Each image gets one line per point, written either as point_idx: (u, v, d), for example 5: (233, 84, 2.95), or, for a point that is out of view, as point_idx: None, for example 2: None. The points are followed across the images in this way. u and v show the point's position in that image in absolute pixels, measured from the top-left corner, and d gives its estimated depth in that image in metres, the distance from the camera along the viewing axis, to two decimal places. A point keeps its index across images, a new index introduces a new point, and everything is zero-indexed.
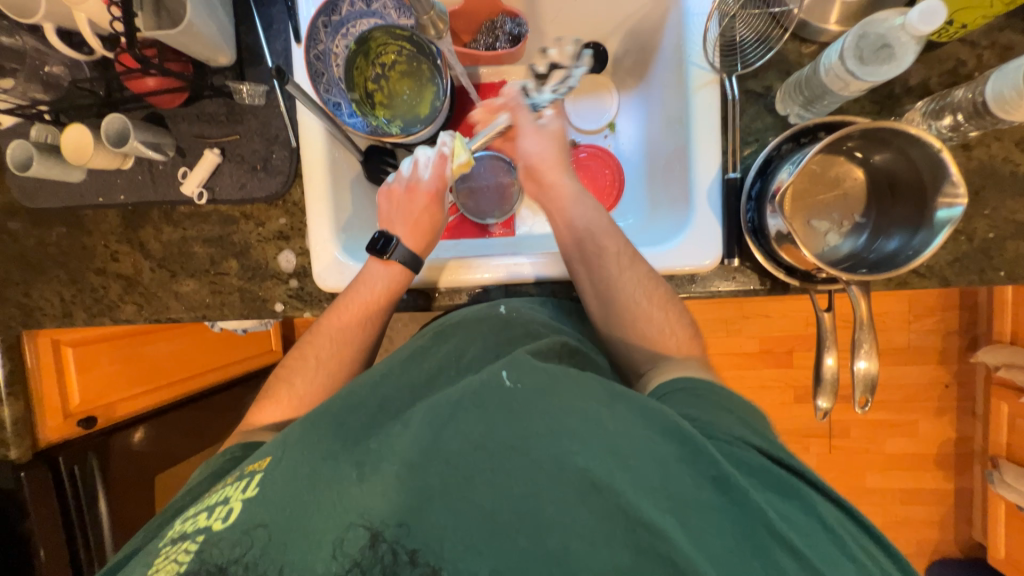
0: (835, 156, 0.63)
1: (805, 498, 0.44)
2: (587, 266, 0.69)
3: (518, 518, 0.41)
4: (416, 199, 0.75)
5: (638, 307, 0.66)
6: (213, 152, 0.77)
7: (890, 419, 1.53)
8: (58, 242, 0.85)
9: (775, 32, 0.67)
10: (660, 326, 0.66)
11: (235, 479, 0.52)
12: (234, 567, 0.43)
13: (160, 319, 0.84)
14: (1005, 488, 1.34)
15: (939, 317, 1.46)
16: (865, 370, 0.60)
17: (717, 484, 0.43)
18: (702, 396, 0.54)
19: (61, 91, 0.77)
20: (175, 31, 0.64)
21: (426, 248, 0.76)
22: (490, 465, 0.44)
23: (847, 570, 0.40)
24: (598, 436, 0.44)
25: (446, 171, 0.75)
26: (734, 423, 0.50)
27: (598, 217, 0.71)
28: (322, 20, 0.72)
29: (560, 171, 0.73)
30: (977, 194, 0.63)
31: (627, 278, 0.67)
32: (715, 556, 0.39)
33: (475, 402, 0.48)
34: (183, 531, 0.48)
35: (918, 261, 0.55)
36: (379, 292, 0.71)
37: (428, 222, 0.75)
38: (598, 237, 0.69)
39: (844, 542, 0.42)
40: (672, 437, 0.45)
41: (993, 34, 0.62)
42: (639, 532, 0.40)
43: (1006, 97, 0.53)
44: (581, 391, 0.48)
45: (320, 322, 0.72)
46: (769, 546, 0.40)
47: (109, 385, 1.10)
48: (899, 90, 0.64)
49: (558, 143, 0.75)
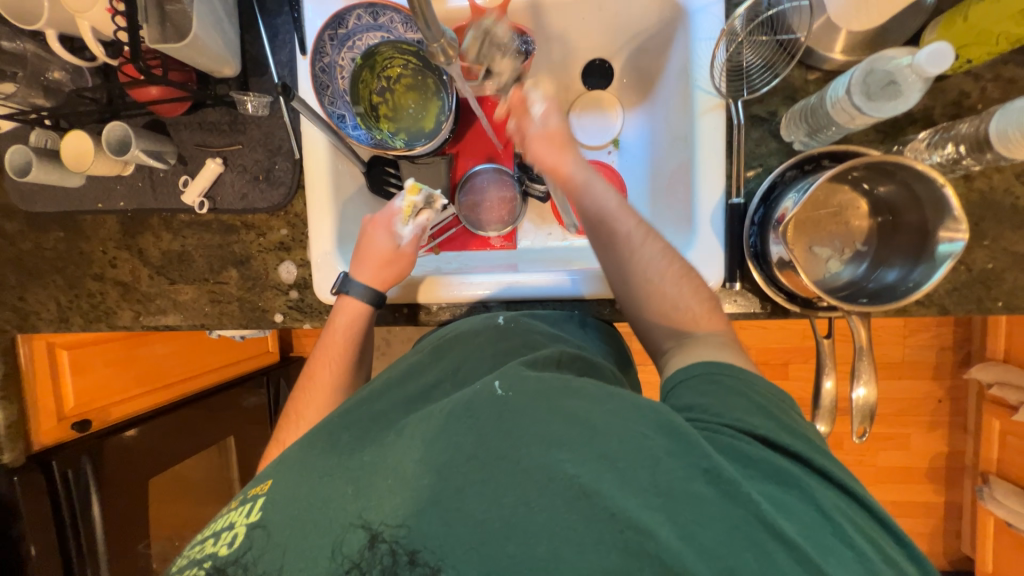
0: (840, 184, 0.63)
1: (803, 487, 0.44)
2: (607, 252, 0.67)
3: (507, 526, 0.41)
4: (365, 233, 0.74)
5: (652, 286, 0.64)
6: (215, 161, 0.77)
7: (883, 433, 1.54)
8: (55, 246, 0.84)
9: (781, 59, 0.67)
10: (674, 302, 0.64)
11: (237, 504, 0.52)
12: (233, 568, 0.45)
13: (157, 325, 0.83)
14: (994, 504, 1.35)
15: (934, 333, 1.47)
16: (863, 398, 0.60)
17: (709, 475, 0.42)
18: (719, 383, 0.53)
19: (61, 97, 0.76)
20: (181, 44, 0.64)
21: (381, 282, 0.73)
22: (482, 478, 0.43)
23: (846, 560, 0.40)
24: (586, 438, 0.44)
25: (396, 205, 0.74)
26: (736, 412, 0.49)
27: (609, 199, 0.68)
28: (328, 34, 0.72)
29: (567, 159, 0.69)
30: (977, 225, 0.64)
31: (646, 254, 0.65)
32: (705, 549, 0.39)
33: (468, 412, 0.48)
34: (189, 560, 0.48)
35: (917, 294, 0.55)
36: (353, 315, 0.73)
37: (376, 254, 0.72)
38: (613, 218, 0.66)
39: (843, 530, 0.41)
40: (663, 430, 0.45)
41: (997, 67, 0.62)
42: (627, 532, 0.39)
43: (1009, 135, 0.53)
44: (572, 391, 0.49)
45: (315, 354, 0.73)
46: (761, 538, 0.39)
47: (104, 388, 1.11)
48: (902, 120, 0.64)
49: (560, 138, 0.70)
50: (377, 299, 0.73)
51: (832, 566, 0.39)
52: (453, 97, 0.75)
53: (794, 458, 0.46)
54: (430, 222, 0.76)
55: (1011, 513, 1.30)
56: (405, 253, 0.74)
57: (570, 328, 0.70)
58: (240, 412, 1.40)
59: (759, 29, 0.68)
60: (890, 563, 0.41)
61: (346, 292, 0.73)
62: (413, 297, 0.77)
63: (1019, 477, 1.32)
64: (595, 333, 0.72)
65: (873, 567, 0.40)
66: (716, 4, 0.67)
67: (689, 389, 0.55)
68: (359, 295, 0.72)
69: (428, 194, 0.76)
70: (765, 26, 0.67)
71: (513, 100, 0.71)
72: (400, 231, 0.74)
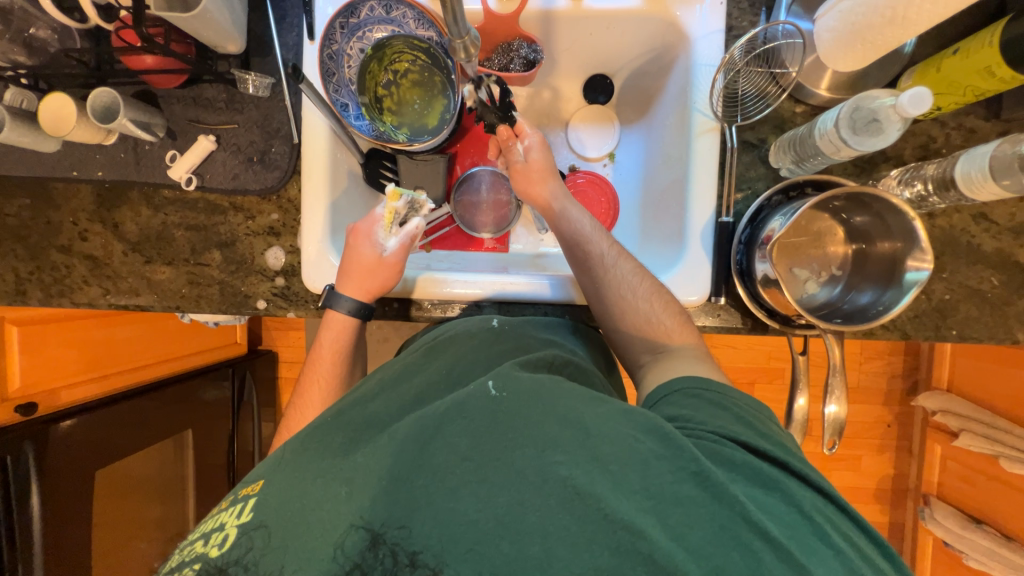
0: (820, 212, 0.68)
1: (783, 489, 0.46)
2: (579, 271, 0.71)
3: (500, 524, 0.41)
4: (348, 243, 0.73)
5: (625, 301, 0.68)
6: (208, 138, 0.74)
7: (838, 454, 1.63)
8: (19, 214, 0.79)
9: (772, 90, 0.72)
10: (647, 317, 0.67)
11: (229, 503, 0.50)
12: (234, 568, 0.43)
13: (127, 305, 0.79)
14: (934, 523, 1.43)
15: (887, 361, 1.57)
16: (834, 414, 0.64)
17: (697, 478, 0.43)
18: (699, 396, 0.55)
19: (45, 57, 0.72)
20: (188, 14, 0.62)
21: (364, 292, 0.72)
22: (476, 477, 0.43)
23: (826, 557, 0.41)
24: (581, 441, 0.45)
25: (377, 213, 0.74)
26: (719, 421, 0.51)
27: (585, 222, 0.73)
28: (339, 22, 0.71)
29: (546, 185, 0.75)
30: (938, 259, 0.70)
31: (620, 273, 0.69)
32: (695, 549, 0.40)
33: (460, 414, 0.48)
34: (178, 562, 0.46)
35: (887, 317, 0.60)
36: (339, 330, 0.73)
37: (360, 264, 0.71)
38: (587, 241, 0.71)
39: (820, 527, 0.43)
40: (654, 434, 0.46)
41: (960, 117, 0.69)
42: (619, 531, 0.40)
43: (972, 177, 0.60)
44: (565, 392, 0.50)
45: (308, 360, 0.74)
46: (747, 537, 0.41)
47: (56, 369, 1.05)
48: (877, 157, 0.70)
49: (548, 171, 0.75)
50: (365, 312, 0.73)
51: (814, 562, 0.40)
52: (456, 98, 0.74)
53: (772, 462, 0.48)
54: (415, 229, 0.75)
55: (948, 533, 1.38)
56: (389, 262, 0.72)
57: (562, 333, 0.70)
58: (199, 405, 1.33)
59: (755, 61, 0.72)
60: (866, 559, 0.43)
61: (332, 307, 0.73)
62: (406, 292, 0.77)
63: (957, 500, 1.42)
64: (585, 339, 0.73)
65: (852, 564, 0.42)
66: (718, 33, 0.72)
67: (672, 403, 0.56)
68: (345, 309, 0.72)
69: (411, 200, 0.77)
70: (761, 59, 0.72)
71: (501, 135, 0.76)
72: (383, 240, 0.73)
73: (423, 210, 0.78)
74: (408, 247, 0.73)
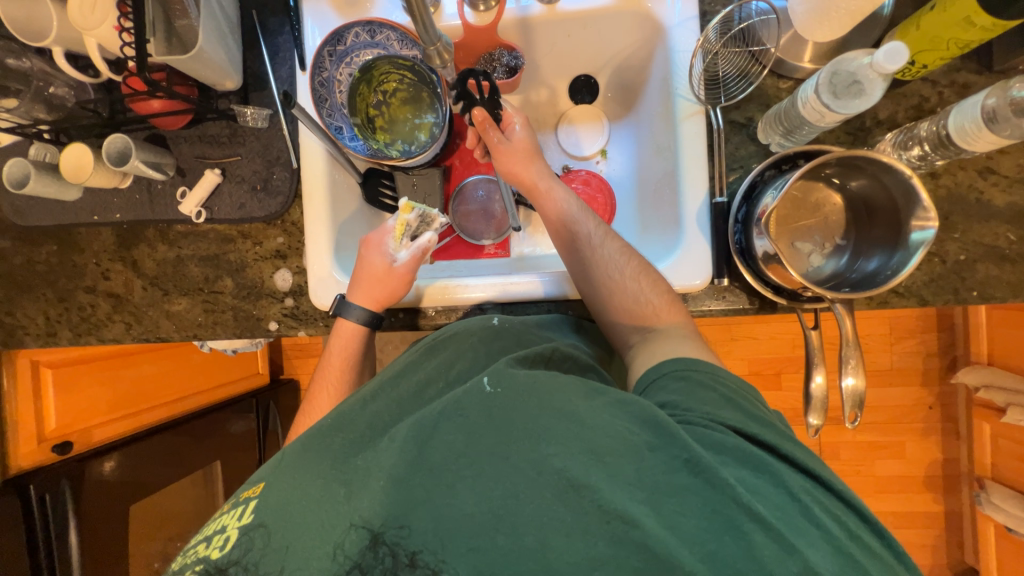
0: (814, 182, 0.67)
1: (774, 471, 0.44)
2: (568, 252, 0.72)
3: (495, 518, 0.41)
4: (361, 255, 0.75)
5: (612, 282, 0.68)
6: (213, 172, 0.79)
7: (877, 441, 1.55)
8: (48, 260, 0.84)
9: (754, 68, 0.72)
10: (635, 297, 0.67)
11: (231, 507, 0.51)
12: (234, 568, 0.45)
13: (149, 337, 0.83)
14: (993, 509, 1.33)
15: (919, 340, 1.50)
16: (853, 386, 0.61)
17: (689, 465, 0.42)
18: (689, 378, 0.54)
19: (64, 112, 0.78)
20: (187, 56, 0.67)
21: (374, 302, 0.74)
22: (472, 471, 0.43)
23: (817, 540, 0.40)
24: (576, 433, 0.44)
25: (389, 224, 0.75)
26: (710, 406, 0.49)
27: (571, 204, 0.74)
28: (327, 50, 0.75)
29: (533, 169, 0.75)
30: (946, 220, 0.68)
31: (608, 252, 0.69)
32: (688, 536, 0.39)
33: (457, 411, 0.48)
34: (184, 563, 0.47)
35: (897, 280, 0.58)
36: (348, 343, 0.75)
37: (371, 272, 0.73)
38: (574, 221, 0.72)
39: (811, 510, 0.42)
40: (649, 425, 0.45)
41: (951, 74, 0.68)
42: (613, 523, 0.39)
43: (966, 128, 0.59)
44: (559, 388, 0.49)
45: (320, 374, 0.76)
46: (740, 521, 0.40)
47: (88, 409, 1.09)
48: (869, 122, 0.69)
49: (529, 155, 0.75)
50: (375, 322, 0.74)
51: (805, 543, 0.39)
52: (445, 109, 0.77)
53: (764, 447, 0.47)
54: (424, 246, 0.75)
55: (1011, 518, 1.28)
56: (399, 272, 0.73)
57: (561, 331, 0.70)
58: (229, 438, 1.34)
59: (732, 42, 0.73)
60: (861, 543, 0.42)
61: (343, 316, 0.74)
62: (414, 301, 0.78)
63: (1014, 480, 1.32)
64: (586, 335, 0.73)
65: (842, 544, 0.41)
66: (693, 19, 0.72)
67: (662, 388, 0.55)
68: (355, 319, 0.74)
69: (422, 215, 0.77)
70: (738, 39, 0.73)
71: (478, 119, 0.71)
72: (394, 251, 0.74)
73: (435, 224, 0.79)
74: (419, 259, 0.73)
